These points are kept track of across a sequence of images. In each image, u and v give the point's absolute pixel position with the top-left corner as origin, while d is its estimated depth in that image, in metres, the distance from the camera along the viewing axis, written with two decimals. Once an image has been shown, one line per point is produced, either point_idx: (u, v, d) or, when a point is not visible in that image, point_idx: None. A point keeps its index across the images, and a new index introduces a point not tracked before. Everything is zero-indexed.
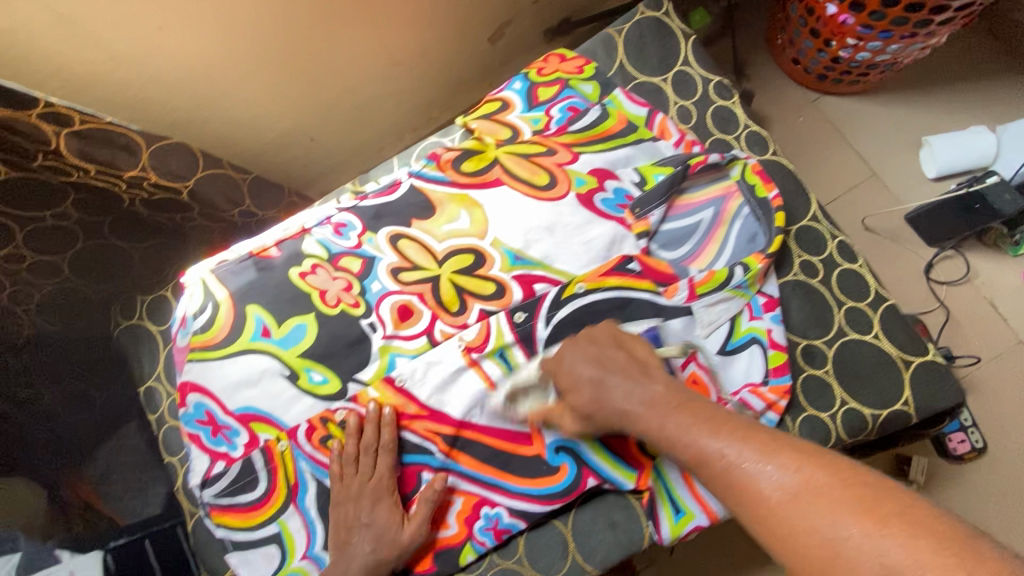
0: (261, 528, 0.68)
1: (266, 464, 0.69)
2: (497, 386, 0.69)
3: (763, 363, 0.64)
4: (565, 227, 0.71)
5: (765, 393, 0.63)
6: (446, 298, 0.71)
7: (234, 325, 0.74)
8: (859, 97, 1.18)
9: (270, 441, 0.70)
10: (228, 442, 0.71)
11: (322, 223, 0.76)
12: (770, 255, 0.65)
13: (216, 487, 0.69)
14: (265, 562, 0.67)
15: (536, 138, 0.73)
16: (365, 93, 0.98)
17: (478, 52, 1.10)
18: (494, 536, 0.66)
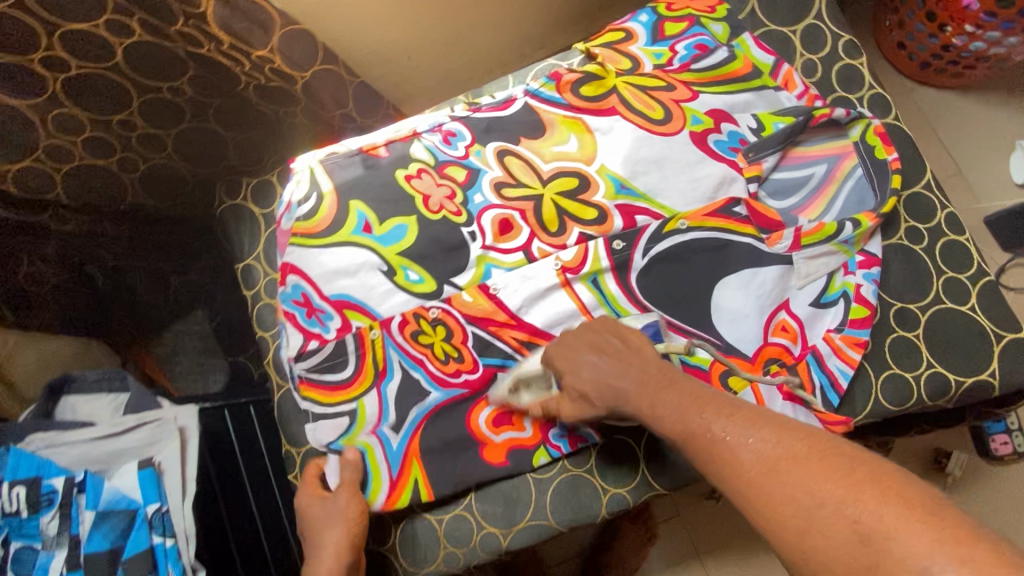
0: (347, 407, 0.71)
1: (356, 348, 0.72)
2: (587, 307, 0.71)
3: (845, 313, 0.66)
4: (675, 163, 0.71)
5: (837, 340, 0.65)
6: (546, 217, 0.73)
7: (336, 217, 0.76)
8: (957, 91, 1.16)
9: (362, 327, 0.73)
10: (322, 324, 0.74)
11: (433, 129, 0.77)
12: (880, 216, 0.66)
13: (308, 362, 0.72)
14: (334, 431, 0.70)
15: (656, 72, 0.73)
16: (471, 17, 0.98)
17: None
18: (569, 443, 0.69)
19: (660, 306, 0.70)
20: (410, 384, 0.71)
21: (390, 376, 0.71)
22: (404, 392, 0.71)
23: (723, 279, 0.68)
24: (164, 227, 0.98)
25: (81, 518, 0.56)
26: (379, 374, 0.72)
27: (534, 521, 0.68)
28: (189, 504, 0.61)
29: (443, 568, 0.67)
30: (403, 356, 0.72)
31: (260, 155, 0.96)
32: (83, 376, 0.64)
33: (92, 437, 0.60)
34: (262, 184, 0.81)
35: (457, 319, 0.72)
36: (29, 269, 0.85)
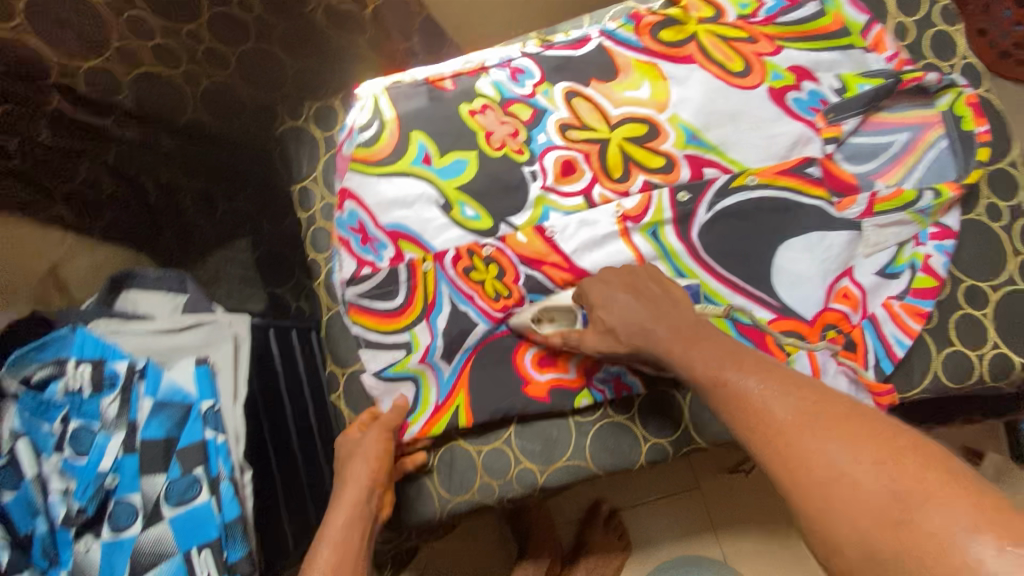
0: (394, 335, 0.71)
1: (408, 279, 0.72)
2: (644, 257, 0.70)
3: (908, 283, 0.64)
4: (750, 119, 0.69)
5: (896, 307, 0.64)
6: (610, 162, 0.71)
7: (396, 146, 0.76)
8: None
9: (415, 259, 0.73)
10: (375, 252, 0.74)
11: (501, 65, 0.76)
12: (964, 187, 0.64)
13: (359, 288, 0.72)
14: (385, 358, 0.71)
15: (738, 23, 0.71)
16: None
17: None
18: (614, 388, 0.68)
19: (719, 263, 0.68)
20: (458, 318, 0.71)
21: (438, 308, 0.71)
22: (452, 326, 0.71)
23: (789, 240, 0.67)
24: (218, 149, 0.91)
25: (140, 403, 0.58)
26: (427, 306, 0.72)
27: (572, 461, 0.68)
28: (239, 407, 0.62)
29: (476, 498, 0.68)
30: (453, 291, 0.72)
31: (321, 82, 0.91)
32: (144, 273, 0.65)
33: (152, 330, 0.62)
34: (324, 107, 0.80)
35: (511, 259, 0.71)
36: (90, 174, 0.83)
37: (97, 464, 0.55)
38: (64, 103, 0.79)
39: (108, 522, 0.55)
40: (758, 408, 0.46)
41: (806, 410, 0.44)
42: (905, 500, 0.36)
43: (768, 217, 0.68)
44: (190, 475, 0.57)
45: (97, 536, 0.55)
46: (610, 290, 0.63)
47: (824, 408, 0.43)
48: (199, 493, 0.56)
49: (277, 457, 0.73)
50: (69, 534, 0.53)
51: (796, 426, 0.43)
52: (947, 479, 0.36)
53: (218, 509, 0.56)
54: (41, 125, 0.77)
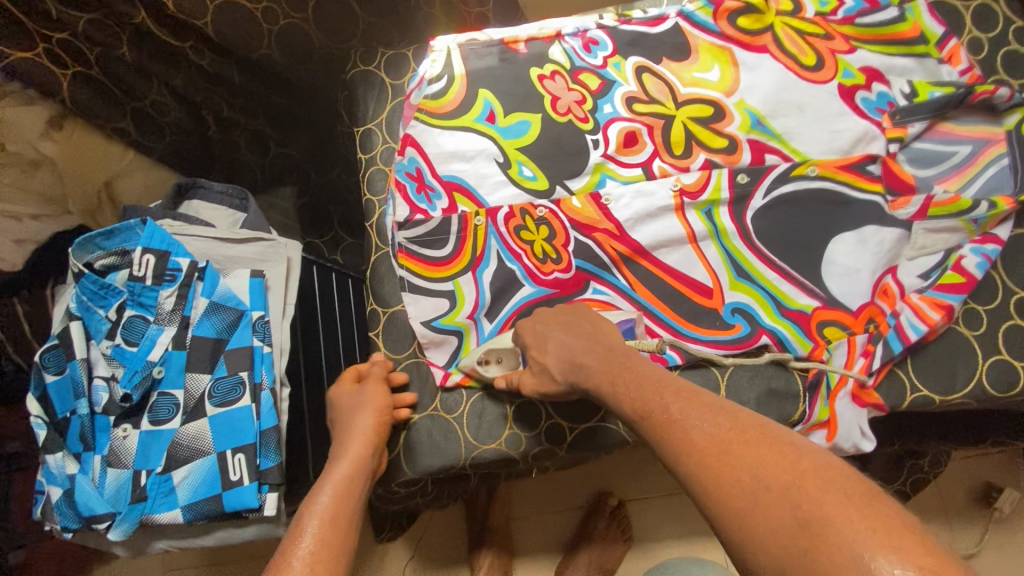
0: (440, 282, 0.72)
1: (459, 231, 0.73)
2: (695, 234, 0.70)
3: (934, 277, 0.65)
4: (816, 112, 0.71)
5: (916, 299, 0.64)
6: (672, 138, 0.72)
7: (463, 100, 0.76)
8: None
9: (467, 212, 0.73)
10: (429, 202, 0.74)
11: (576, 35, 0.77)
12: (1020, 202, 0.64)
13: (411, 232, 0.73)
14: (433, 308, 0.71)
15: (816, 19, 0.72)
16: None
17: None
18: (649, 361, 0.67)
19: (768, 248, 0.69)
20: (506, 274, 0.72)
21: (486, 263, 0.72)
22: (499, 280, 0.72)
23: (838, 233, 0.67)
24: (273, 91, 0.95)
25: (196, 302, 0.58)
26: (475, 259, 0.72)
27: (599, 423, 0.68)
28: (287, 323, 0.63)
29: (501, 449, 0.68)
30: (503, 247, 0.72)
31: (392, 39, 0.87)
32: (210, 186, 0.67)
33: (213, 237, 0.63)
34: (396, 56, 0.82)
35: (563, 221, 0.72)
36: (156, 95, 0.88)
37: (146, 354, 0.56)
38: (147, 20, 0.80)
39: (148, 413, 0.56)
40: (680, 435, 0.44)
41: (722, 435, 0.42)
42: (812, 529, 0.33)
43: (823, 208, 0.69)
44: (236, 377, 0.57)
45: (136, 425, 0.56)
46: (545, 329, 0.63)
47: (743, 435, 0.41)
48: (241, 397, 0.56)
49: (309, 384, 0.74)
50: (110, 420, 0.55)
51: (717, 453, 0.41)
52: (852, 500, 0.34)
53: (256, 416, 0.57)
54: (123, 40, 0.81)
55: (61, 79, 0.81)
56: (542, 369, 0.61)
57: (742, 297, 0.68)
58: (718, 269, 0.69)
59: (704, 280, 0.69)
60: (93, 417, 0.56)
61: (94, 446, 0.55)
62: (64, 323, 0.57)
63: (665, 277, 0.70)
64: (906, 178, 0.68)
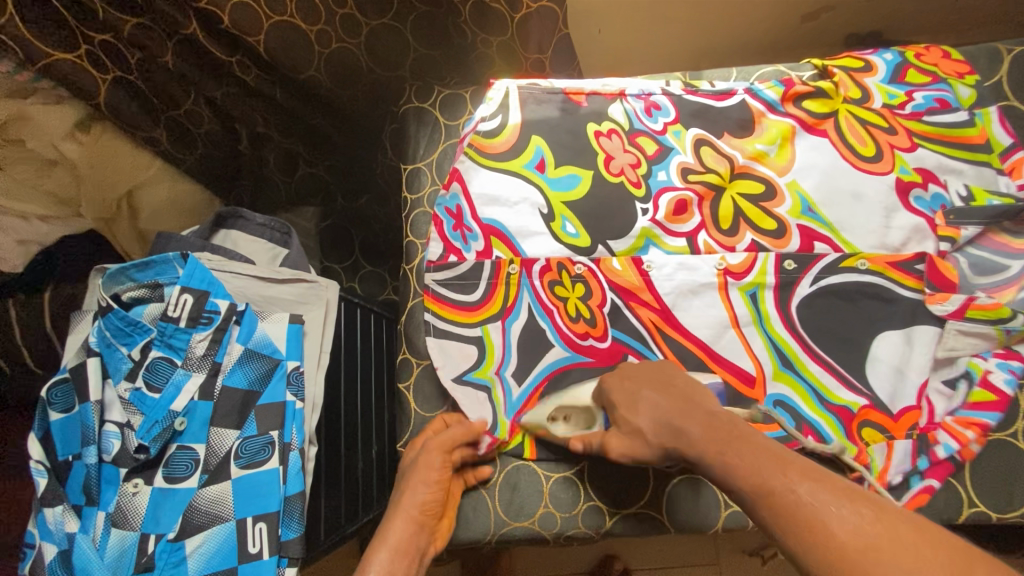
0: (466, 328, 0.67)
1: (489, 278, 0.69)
2: (738, 318, 0.66)
3: (965, 394, 0.62)
4: (871, 203, 0.68)
5: (951, 422, 0.61)
6: (721, 212, 0.70)
7: (514, 146, 0.73)
8: None
9: (502, 259, 0.69)
10: (464, 242, 0.70)
11: (638, 96, 0.75)
12: None
13: (440, 275, 0.69)
14: (462, 359, 0.66)
15: (883, 111, 0.70)
16: (693, 19, 0.96)
17: (825, 28, 1.03)
18: None
19: (816, 340, 0.65)
20: (535, 329, 0.67)
21: (516, 314, 0.68)
22: (528, 335, 0.67)
23: (885, 331, 0.64)
24: (309, 110, 0.90)
25: (228, 347, 0.54)
26: (506, 310, 0.68)
27: (644, 510, 0.63)
28: (321, 374, 0.58)
29: (534, 526, 0.63)
30: (535, 301, 0.68)
31: (443, 72, 0.88)
32: (251, 217, 0.64)
33: (253, 275, 0.59)
34: (453, 97, 0.79)
35: (601, 282, 0.68)
36: (192, 104, 0.83)
37: (169, 403, 0.51)
38: (198, 31, 0.76)
39: (164, 468, 0.51)
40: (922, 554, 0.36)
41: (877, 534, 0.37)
42: None
43: (869, 301, 0.66)
44: (266, 437, 0.52)
45: (149, 480, 0.51)
46: (635, 386, 0.58)
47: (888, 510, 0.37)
48: (269, 459, 0.51)
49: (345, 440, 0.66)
50: (120, 472, 0.50)
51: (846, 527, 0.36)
52: None
53: (282, 480, 0.52)
54: (168, 47, 0.77)
55: (99, 82, 0.75)
56: (636, 433, 0.56)
57: (786, 388, 0.64)
58: (763, 357, 0.65)
59: (749, 367, 0.64)
60: (100, 466, 0.51)
61: (98, 501, 0.50)
62: (81, 358, 0.52)
63: (710, 362, 0.65)
64: (952, 276, 0.64)
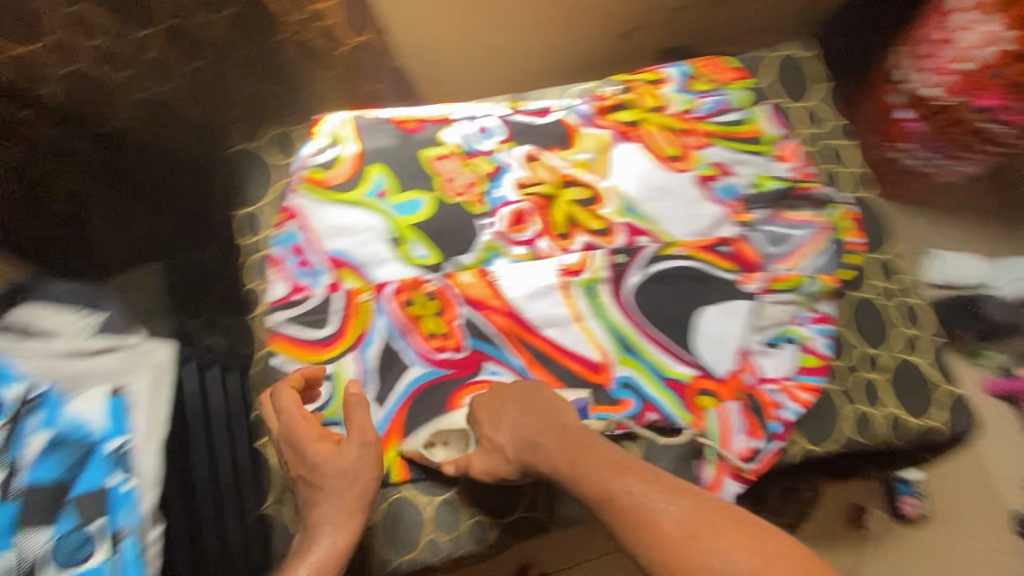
0: (321, 366, 0.67)
1: (341, 309, 0.69)
2: (581, 313, 0.71)
3: (798, 361, 0.72)
4: (678, 197, 0.77)
5: (793, 387, 0.70)
6: (556, 219, 0.75)
7: (352, 177, 0.74)
8: None
9: (353, 289, 0.69)
10: (311, 277, 0.70)
11: (468, 120, 0.79)
12: (840, 282, 0.75)
13: (288, 313, 0.69)
14: (311, 398, 0.66)
15: (678, 116, 0.80)
16: (521, 46, 1.03)
17: (639, 47, 1.15)
18: None
19: (649, 322, 0.71)
20: (391, 352, 0.68)
21: (369, 341, 0.68)
22: (383, 359, 0.67)
23: (704, 307, 0.72)
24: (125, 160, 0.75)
25: (28, 441, 0.52)
26: (359, 338, 0.68)
27: (525, 514, 0.65)
28: (152, 447, 0.60)
29: (418, 557, 0.62)
30: (390, 326, 0.68)
31: (279, 108, 0.85)
32: (50, 287, 0.59)
33: (56, 353, 0.57)
34: (285, 137, 0.84)
35: (454, 297, 0.70)
36: None
37: None
38: None
39: None
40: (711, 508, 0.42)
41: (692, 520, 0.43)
42: None
43: (688, 283, 0.73)
44: (85, 529, 0.53)
45: None
46: (500, 404, 0.61)
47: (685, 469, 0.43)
48: (94, 551, 0.53)
49: (211, 502, 0.65)
50: None
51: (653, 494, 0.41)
52: None
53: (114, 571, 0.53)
54: None
55: None
56: (497, 449, 0.59)
57: (629, 370, 0.69)
58: (607, 345, 0.71)
59: (594, 355, 0.70)
60: None
61: None
62: None
63: (559, 357, 0.70)
64: (755, 258, 0.75)
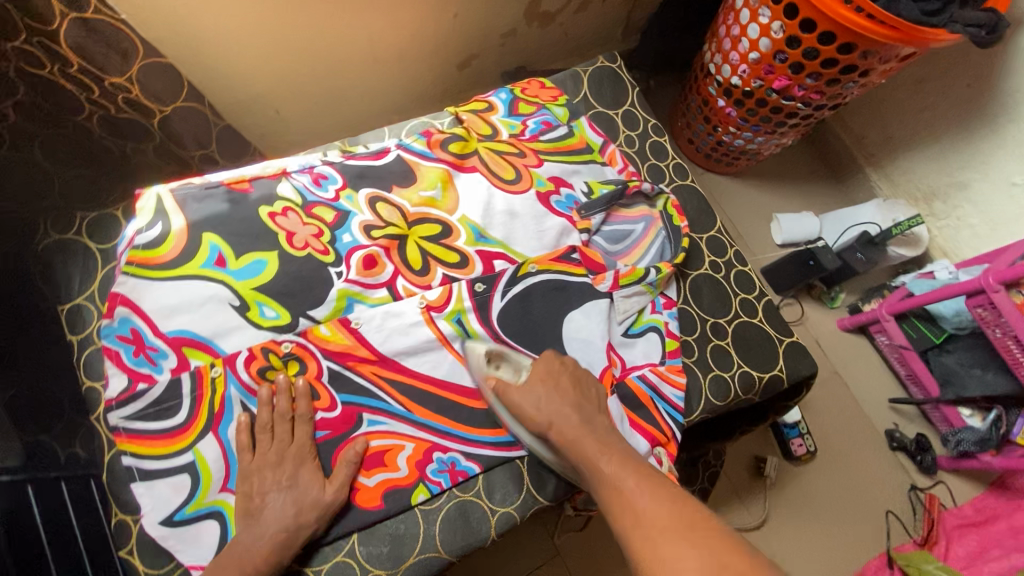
0: (175, 456, 0.63)
1: (193, 390, 0.65)
2: (451, 342, 0.73)
3: (661, 346, 0.78)
4: (524, 217, 0.81)
5: (662, 369, 0.76)
6: (410, 257, 0.76)
7: (184, 249, 0.70)
8: (737, 179, 1.49)
9: (201, 366, 0.66)
10: (152, 364, 0.66)
11: (302, 171, 0.78)
12: (674, 265, 0.80)
13: (130, 409, 0.64)
14: (173, 493, 0.62)
15: (510, 140, 0.85)
16: (354, 86, 1.03)
17: (471, 70, 1.20)
18: (449, 477, 0.68)
19: (516, 338, 0.75)
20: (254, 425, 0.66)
21: (228, 418, 0.65)
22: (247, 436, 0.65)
23: (568, 313, 0.76)
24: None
25: None
26: (215, 416, 0.65)
27: (422, 555, 0.65)
28: None
29: None
30: (244, 392, 0.66)
31: (100, 191, 0.79)
32: None
33: None
34: (103, 219, 0.79)
35: (314, 353, 0.69)
36: None
37: None
38: None
39: None
40: None
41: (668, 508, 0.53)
42: None
43: (549, 296, 0.77)
44: None
45: None
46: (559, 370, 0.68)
47: None
48: None
49: None
50: None
51: None
52: None
53: None
54: None
55: None
56: (535, 396, 0.66)
57: None
58: None
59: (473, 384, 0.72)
60: None
61: None
62: None
63: (438, 391, 0.71)
64: (600, 259, 0.81)
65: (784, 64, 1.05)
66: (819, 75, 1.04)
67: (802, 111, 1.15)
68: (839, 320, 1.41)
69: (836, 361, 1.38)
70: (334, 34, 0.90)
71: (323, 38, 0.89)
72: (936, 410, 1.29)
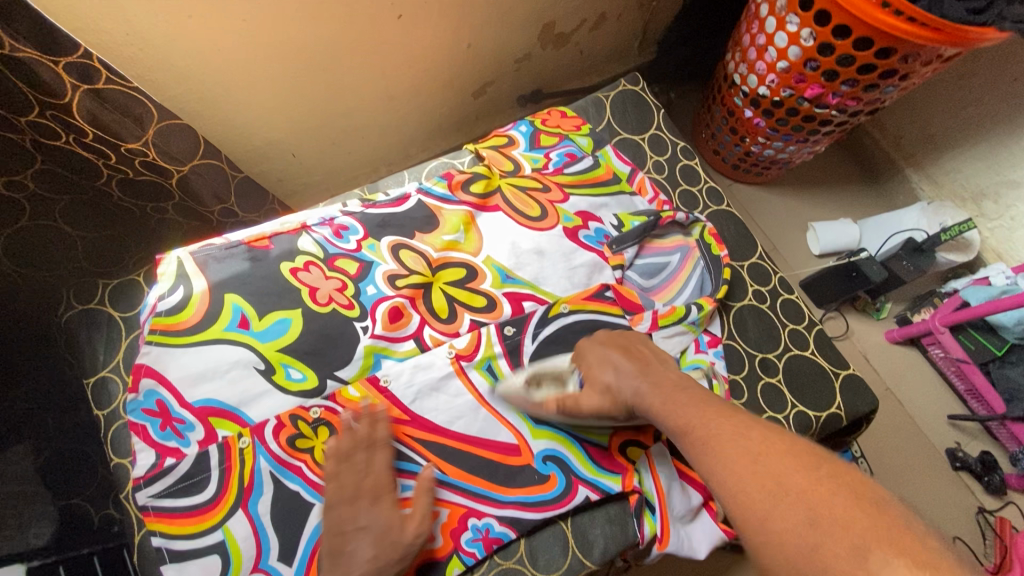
0: (205, 535, 0.60)
1: (221, 463, 0.63)
2: (484, 396, 0.69)
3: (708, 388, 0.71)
4: (553, 255, 0.77)
5: None
6: (436, 305, 0.73)
7: (206, 313, 0.68)
8: (767, 188, 1.42)
9: (230, 437, 0.63)
10: (179, 437, 0.63)
11: (323, 223, 0.76)
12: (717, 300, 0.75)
13: (158, 486, 0.61)
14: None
15: (534, 175, 0.82)
16: (369, 125, 1.01)
17: (487, 98, 1.17)
18: (483, 547, 0.64)
19: None
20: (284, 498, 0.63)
21: (259, 491, 0.62)
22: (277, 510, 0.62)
23: None
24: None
25: None
26: (245, 491, 0.62)
27: None
28: None
29: None
30: (274, 463, 0.63)
31: (122, 253, 0.78)
32: None
33: None
34: (125, 285, 0.78)
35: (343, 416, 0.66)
36: None
37: None
38: None
39: None
40: None
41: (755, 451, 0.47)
42: None
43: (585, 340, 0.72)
44: None
45: None
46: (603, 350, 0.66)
47: None
48: None
49: None
50: None
51: None
52: None
53: None
54: None
55: None
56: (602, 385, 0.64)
57: (547, 443, 0.68)
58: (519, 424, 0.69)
59: (509, 439, 0.68)
60: None
61: None
62: None
63: (472, 449, 0.67)
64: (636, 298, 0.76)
65: (816, 72, 0.99)
66: (855, 81, 0.98)
67: (837, 118, 1.08)
68: (887, 332, 1.33)
69: (886, 376, 1.30)
70: (348, 76, 0.88)
71: (338, 81, 0.88)
72: (1002, 427, 1.19)
